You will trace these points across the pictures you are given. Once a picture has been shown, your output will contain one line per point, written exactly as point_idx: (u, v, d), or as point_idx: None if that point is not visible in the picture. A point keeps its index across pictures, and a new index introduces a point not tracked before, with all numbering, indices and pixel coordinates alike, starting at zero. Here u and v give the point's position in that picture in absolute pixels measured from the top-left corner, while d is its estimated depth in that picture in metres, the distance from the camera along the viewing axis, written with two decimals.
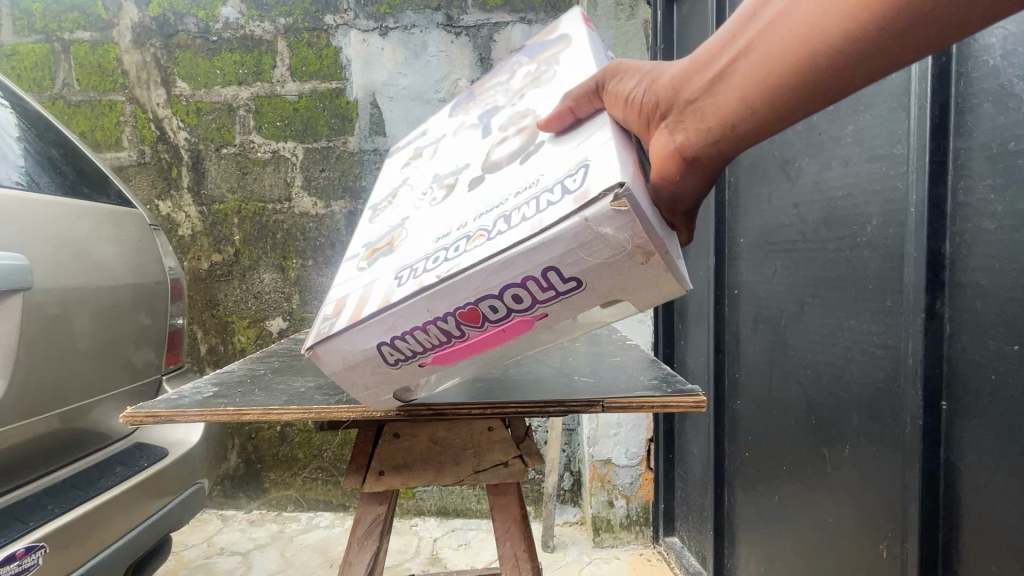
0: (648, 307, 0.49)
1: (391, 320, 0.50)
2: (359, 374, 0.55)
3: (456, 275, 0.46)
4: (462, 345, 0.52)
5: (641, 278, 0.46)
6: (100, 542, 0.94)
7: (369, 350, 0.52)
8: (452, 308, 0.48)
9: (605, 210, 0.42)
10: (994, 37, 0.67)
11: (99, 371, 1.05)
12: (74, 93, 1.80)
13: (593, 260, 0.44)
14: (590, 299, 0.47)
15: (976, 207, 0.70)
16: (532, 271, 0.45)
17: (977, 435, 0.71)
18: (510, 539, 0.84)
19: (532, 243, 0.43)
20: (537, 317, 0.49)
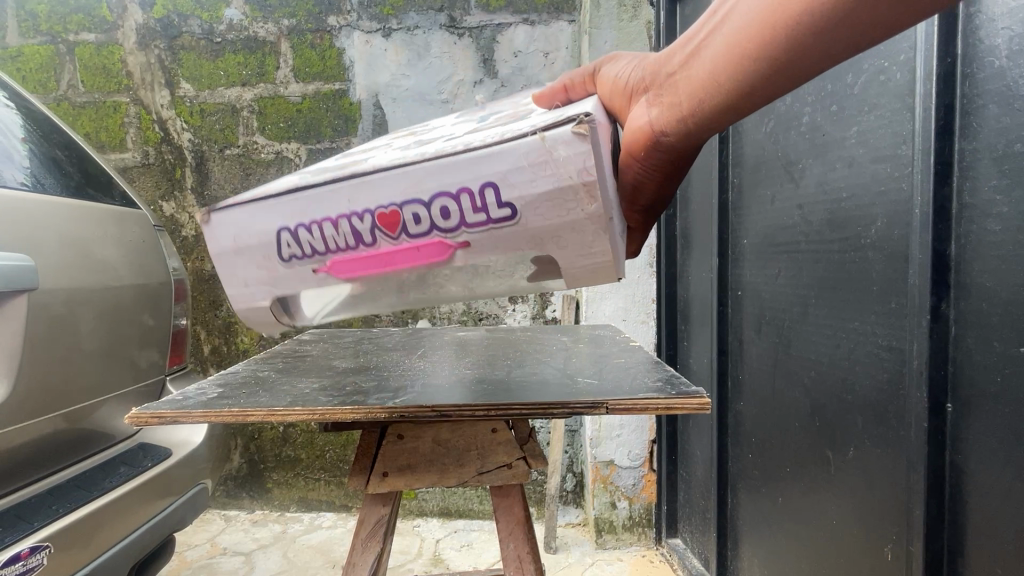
0: (566, 259, 0.57)
1: (345, 197, 0.58)
2: (274, 261, 0.64)
3: (416, 168, 0.55)
4: (380, 259, 0.60)
5: (565, 224, 0.54)
6: (105, 542, 0.95)
7: (286, 230, 0.61)
8: (378, 203, 0.57)
9: (567, 135, 0.51)
10: (999, 37, 0.67)
11: (103, 371, 1.05)
12: (78, 94, 1.81)
13: (529, 188, 0.53)
14: (515, 233, 0.56)
15: (982, 209, 0.70)
16: (473, 183, 0.54)
17: (983, 437, 0.71)
18: (513, 541, 0.84)
19: (494, 152, 0.53)
20: (457, 242, 0.57)
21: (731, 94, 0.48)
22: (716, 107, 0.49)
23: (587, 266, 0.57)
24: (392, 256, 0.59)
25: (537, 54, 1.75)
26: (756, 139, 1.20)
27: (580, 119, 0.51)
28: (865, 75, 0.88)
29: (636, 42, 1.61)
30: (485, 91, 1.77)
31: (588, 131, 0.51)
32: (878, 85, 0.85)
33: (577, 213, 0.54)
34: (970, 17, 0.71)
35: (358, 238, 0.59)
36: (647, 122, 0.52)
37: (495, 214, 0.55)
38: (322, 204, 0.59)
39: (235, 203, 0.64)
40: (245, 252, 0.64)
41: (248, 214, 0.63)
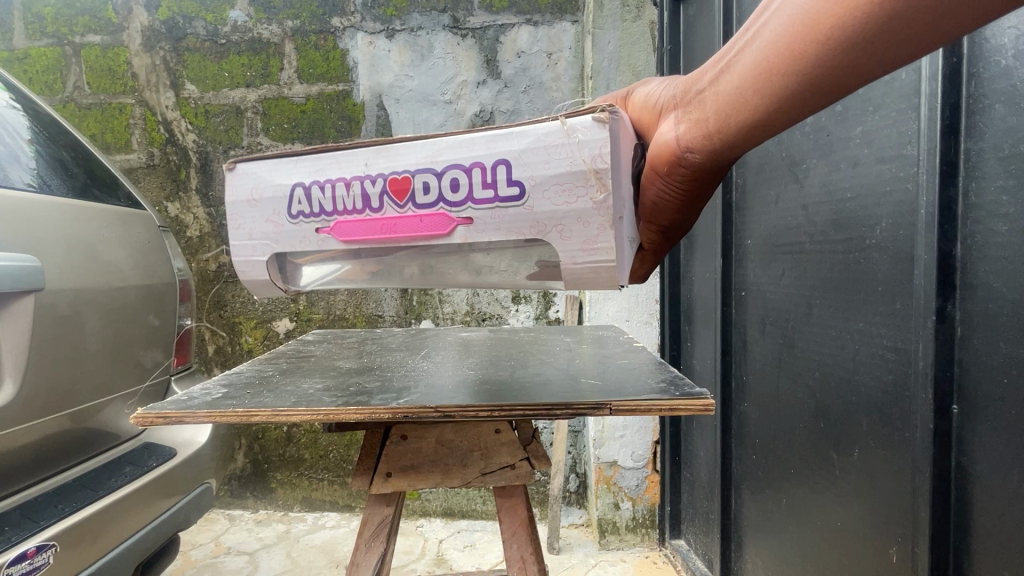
0: (559, 247, 0.56)
1: (363, 162, 0.59)
2: (265, 212, 0.63)
3: (437, 140, 0.56)
4: (378, 226, 0.59)
5: (570, 213, 0.54)
6: (111, 541, 0.95)
7: (294, 183, 0.61)
8: (392, 170, 0.58)
9: (588, 120, 0.52)
10: (1005, 36, 0.66)
11: (109, 371, 1.06)
12: (84, 96, 1.82)
13: (540, 169, 0.54)
14: (518, 212, 0.55)
15: (988, 209, 0.69)
16: (488, 159, 0.55)
17: (990, 439, 0.70)
18: (517, 542, 0.84)
19: (514, 131, 0.54)
20: (458, 217, 0.56)
21: (760, 115, 0.47)
22: (743, 129, 0.48)
23: (586, 265, 0.56)
24: (395, 224, 0.58)
25: (540, 54, 1.75)
26: None
27: (602, 107, 0.52)
28: None
29: (640, 43, 1.61)
30: (489, 91, 1.77)
31: (609, 120, 0.52)
32: (883, 85, 0.85)
33: (584, 201, 0.53)
34: None
35: (366, 203, 0.59)
36: (670, 139, 0.52)
37: (504, 192, 0.55)
38: (339, 169, 0.59)
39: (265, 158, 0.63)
40: (257, 205, 0.63)
41: (271, 169, 0.63)
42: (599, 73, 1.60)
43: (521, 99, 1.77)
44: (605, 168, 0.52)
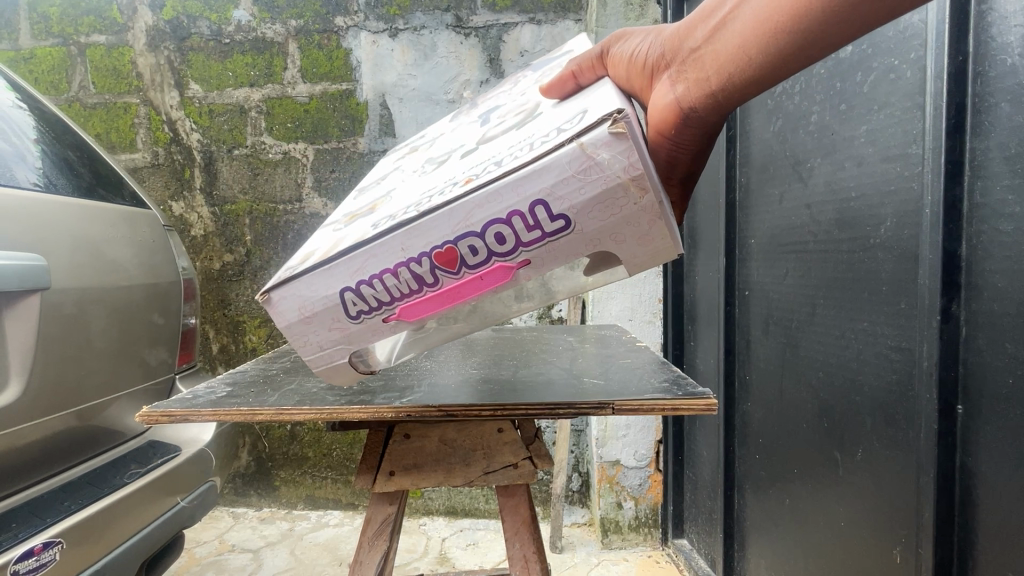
0: (635, 259, 0.53)
1: (398, 247, 0.53)
2: (315, 328, 0.58)
3: (456, 200, 0.50)
4: (436, 293, 0.55)
5: (622, 222, 0.51)
6: (117, 537, 0.96)
7: (334, 297, 0.56)
8: (429, 246, 0.52)
9: (605, 135, 0.47)
10: (1011, 35, 0.66)
11: (115, 369, 1.06)
12: (89, 96, 1.83)
13: (581, 197, 0.49)
14: (578, 243, 0.51)
15: (993, 209, 0.69)
16: (523, 204, 0.50)
17: (995, 439, 0.70)
18: (519, 541, 0.84)
19: (534, 169, 0.48)
20: (519, 263, 0.53)
21: (764, 63, 0.48)
22: (749, 78, 0.49)
23: (648, 254, 0.53)
24: (459, 289, 0.54)
25: (543, 53, 1.75)
26: (764, 138, 1.19)
27: (614, 117, 0.46)
28: (875, 74, 0.87)
29: None
30: (491, 91, 1.77)
31: (626, 129, 0.46)
32: (888, 84, 0.84)
33: (633, 207, 0.50)
34: (982, 14, 0.70)
35: (419, 282, 0.54)
36: (671, 99, 0.52)
37: (552, 227, 0.50)
38: (370, 259, 0.54)
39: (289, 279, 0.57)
40: (312, 321, 0.58)
41: (307, 286, 0.57)
42: None
43: None
44: (642, 173, 0.48)
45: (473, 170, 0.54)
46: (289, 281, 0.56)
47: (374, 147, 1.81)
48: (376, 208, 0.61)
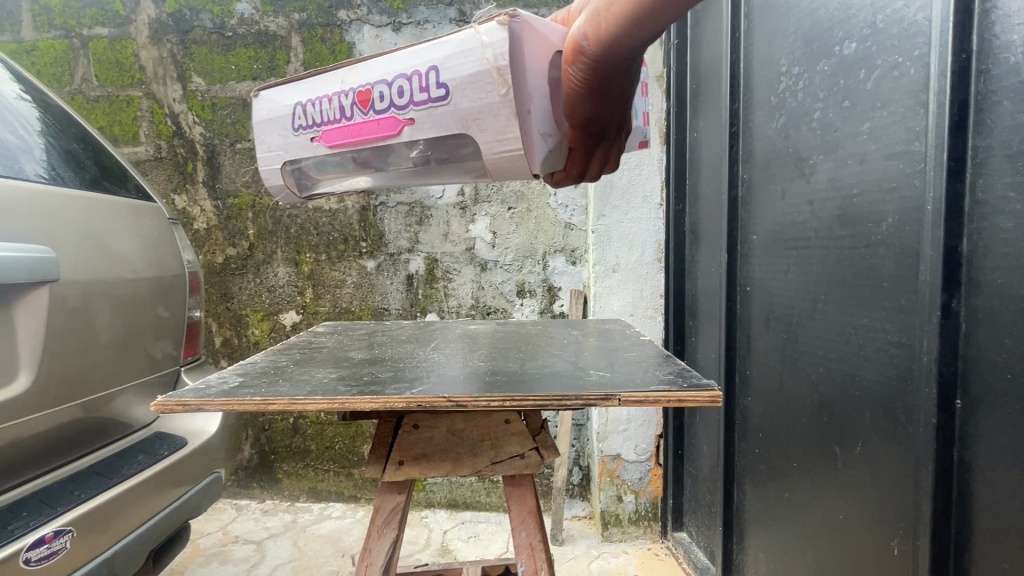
0: (489, 150, 0.66)
1: (341, 78, 0.74)
2: (271, 129, 0.80)
3: (393, 53, 0.70)
4: (350, 130, 0.74)
5: (485, 107, 0.64)
6: (126, 526, 0.97)
7: (293, 106, 0.78)
8: (357, 86, 0.72)
9: (493, 25, 0.62)
10: (1015, 33, 0.66)
11: (121, 362, 1.07)
12: (92, 88, 1.83)
13: (460, 71, 0.65)
14: (448, 113, 0.66)
15: (994, 206, 0.70)
16: (423, 67, 0.67)
17: (992, 433, 0.71)
18: (526, 529, 0.85)
19: (444, 41, 0.66)
20: (405, 120, 0.69)
21: None
22: None
23: (502, 155, 0.66)
24: (361, 127, 0.73)
25: None
26: (767, 134, 1.20)
27: (503, 12, 0.62)
28: (878, 71, 0.87)
29: None
30: None
31: (508, 23, 0.62)
32: (891, 81, 0.85)
33: (494, 94, 0.63)
34: (985, 13, 0.70)
35: (342, 113, 0.74)
36: None
37: (434, 93, 0.66)
38: (331, 79, 0.75)
39: (278, 86, 0.81)
40: (272, 122, 0.80)
41: (283, 93, 0.80)
42: None
43: None
44: (506, 65, 0.62)
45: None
46: (284, 84, 0.80)
47: None
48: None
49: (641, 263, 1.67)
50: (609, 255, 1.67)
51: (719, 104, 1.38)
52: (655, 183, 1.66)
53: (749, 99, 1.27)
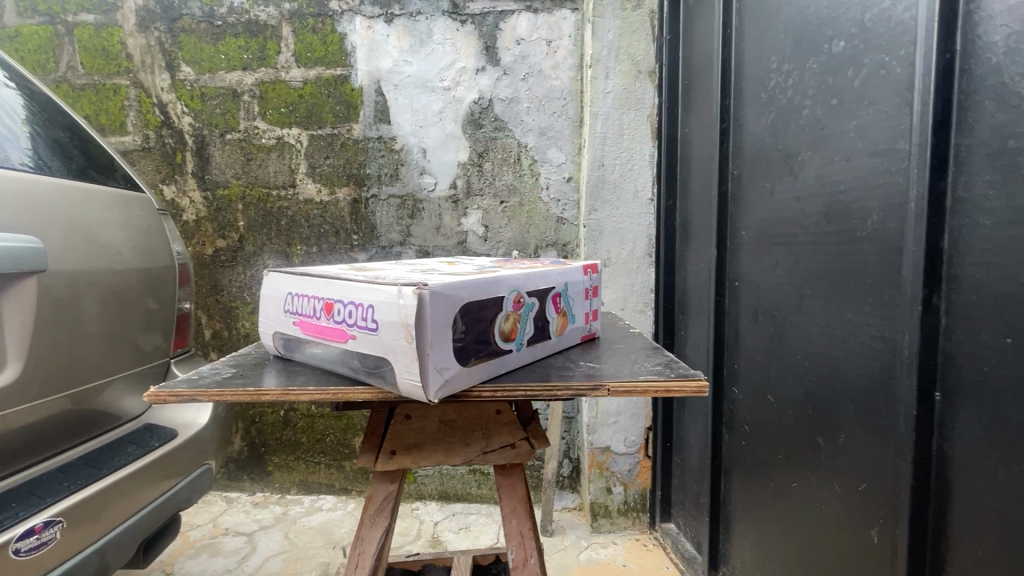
0: (402, 385, 0.59)
1: (314, 286, 0.71)
2: (270, 305, 0.78)
3: (348, 280, 0.66)
4: (315, 328, 0.71)
5: (400, 348, 0.58)
6: (116, 517, 0.97)
7: (282, 289, 0.76)
8: (322, 295, 0.69)
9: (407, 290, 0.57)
10: (997, 35, 0.68)
11: (109, 354, 1.07)
12: (78, 76, 1.80)
13: (386, 315, 0.60)
14: (377, 344, 0.61)
15: (975, 203, 0.72)
16: (364, 301, 0.63)
17: (969, 424, 0.73)
18: (516, 518, 0.86)
19: (376, 285, 0.61)
20: (348, 335, 0.65)
21: None
22: None
23: (409, 381, 0.58)
24: (323, 330, 0.69)
25: (540, 42, 1.74)
26: (757, 131, 1.21)
27: (417, 286, 0.57)
28: (866, 69, 0.89)
29: (640, 32, 1.61)
30: (488, 78, 1.76)
31: (419, 301, 0.56)
32: (878, 79, 0.86)
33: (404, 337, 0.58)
34: (969, 13, 0.72)
35: (312, 313, 0.71)
36: None
37: (368, 323, 0.62)
38: (305, 284, 0.72)
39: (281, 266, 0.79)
40: (269, 301, 0.78)
41: (282, 278, 0.77)
42: (598, 62, 1.61)
43: (519, 87, 1.76)
44: (414, 324, 0.56)
45: (394, 277, 0.68)
46: (277, 271, 0.77)
47: (369, 133, 1.80)
48: (369, 271, 0.77)
49: (632, 258, 1.68)
50: (600, 250, 1.68)
51: (710, 100, 1.39)
52: (646, 179, 1.66)
53: (739, 96, 1.28)
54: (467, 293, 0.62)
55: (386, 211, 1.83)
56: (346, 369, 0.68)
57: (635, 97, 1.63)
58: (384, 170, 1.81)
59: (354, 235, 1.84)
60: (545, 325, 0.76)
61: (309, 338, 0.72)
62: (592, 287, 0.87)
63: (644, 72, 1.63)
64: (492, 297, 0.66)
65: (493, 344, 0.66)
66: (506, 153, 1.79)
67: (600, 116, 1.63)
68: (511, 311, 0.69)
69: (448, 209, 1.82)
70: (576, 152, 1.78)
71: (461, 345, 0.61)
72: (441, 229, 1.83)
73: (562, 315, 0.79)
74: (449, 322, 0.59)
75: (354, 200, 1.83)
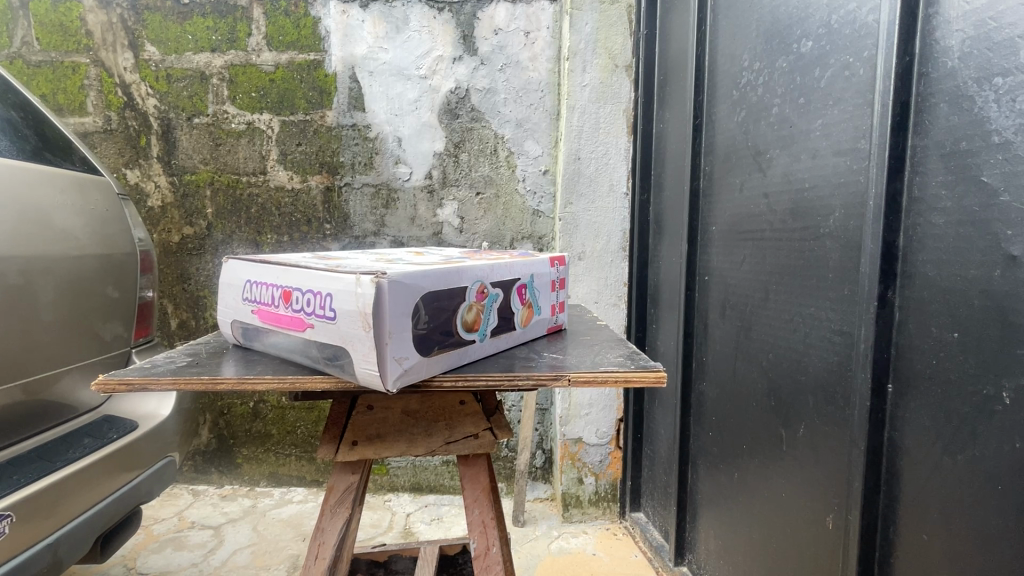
0: (361, 375, 0.59)
1: (274, 273, 0.69)
2: (229, 293, 0.76)
3: (308, 268, 0.65)
4: (273, 317, 0.69)
5: (358, 337, 0.58)
6: (71, 511, 0.94)
7: (241, 277, 0.74)
8: (282, 283, 0.68)
9: (366, 279, 0.56)
10: (953, 39, 0.70)
11: (65, 343, 1.03)
12: (33, 53, 1.71)
13: (344, 305, 0.59)
14: (335, 334, 0.61)
15: (928, 202, 0.74)
16: (323, 290, 0.62)
17: (918, 415, 0.77)
18: (478, 507, 0.86)
19: (335, 274, 0.61)
20: (307, 324, 0.64)
21: None
22: None
23: (367, 371, 0.58)
24: (282, 319, 0.68)
25: (518, 32, 1.73)
26: (728, 128, 1.23)
27: (376, 275, 0.56)
28: (832, 70, 0.90)
29: (617, 25, 1.61)
30: (465, 68, 1.74)
31: (377, 290, 0.56)
32: (843, 80, 0.88)
33: (361, 327, 0.57)
34: (928, 18, 0.74)
35: (272, 302, 0.69)
36: None
37: (327, 312, 0.61)
38: (264, 272, 0.71)
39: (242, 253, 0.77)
40: (228, 288, 0.76)
41: (241, 266, 0.75)
42: (575, 55, 1.61)
43: (497, 78, 1.74)
44: (371, 313, 0.56)
45: (356, 265, 0.67)
46: (236, 258, 0.75)
47: (343, 120, 1.76)
48: (332, 259, 0.76)
49: (607, 252, 1.69)
50: (575, 243, 1.69)
51: (685, 97, 1.41)
52: (621, 173, 1.67)
53: (713, 93, 1.29)
54: (428, 283, 0.62)
55: (360, 200, 1.80)
56: (306, 358, 0.67)
57: (612, 91, 1.64)
58: (358, 159, 1.78)
59: (327, 224, 1.81)
60: (510, 317, 0.76)
61: (267, 327, 0.71)
62: (558, 279, 0.88)
63: (621, 66, 1.63)
64: (455, 287, 0.66)
65: (457, 335, 0.66)
66: (483, 144, 1.78)
67: (577, 109, 1.64)
68: (475, 302, 0.69)
69: (424, 200, 1.80)
70: (552, 144, 1.78)
71: (423, 335, 0.61)
72: (416, 219, 1.81)
73: (527, 307, 0.80)
74: (409, 311, 0.59)
75: (327, 188, 1.79)
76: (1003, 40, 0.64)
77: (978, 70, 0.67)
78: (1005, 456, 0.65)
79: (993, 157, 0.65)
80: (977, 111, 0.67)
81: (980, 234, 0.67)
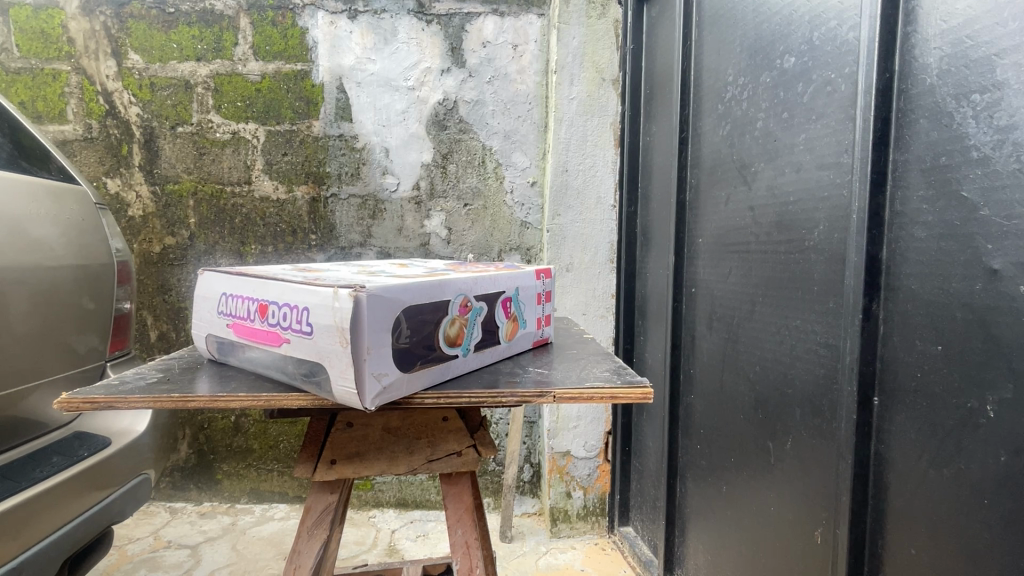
0: (337, 390, 0.57)
1: (251, 286, 0.67)
2: (204, 308, 0.74)
3: (285, 281, 0.63)
4: (249, 330, 0.67)
5: (335, 352, 0.56)
6: (36, 534, 0.90)
7: (216, 291, 0.72)
8: (258, 296, 0.66)
9: (346, 294, 0.55)
10: (931, 57, 0.72)
11: (38, 357, 1.00)
12: (12, 59, 1.68)
13: (321, 319, 0.57)
14: (310, 349, 0.59)
15: (909, 217, 0.75)
16: (300, 305, 0.60)
17: (903, 428, 0.77)
18: (461, 527, 0.84)
19: (313, 287, 0.59)
20: (283, 339, 0.62)
21: None
22: None
23: (344, 388, 0.56)
24: (257, 332, 0.66)
25: (506, 46, 1.74)
26: (713, 141, 1.23)
27: (355, 288, 0.55)
28: (815, 85, 0.92)
29: (604, 40, 1.63)
30: (453, 80, 1.74)
31: (356, 303, 0.54)
32: (825, 95, 0.89)
33: (338, 342, 0.55)
34: (907, 35, 0.75)
35: (247, 317, 0.67)
36: None
37: (303, 328, 0.60)
38: (240, 284, 0.69)
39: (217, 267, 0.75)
40: (203, 302, 0.74)
41: (215, 281, 0.73)
42: (563, 69, 1.62)
43: (485, 90, 1.75)
44: (348, 329, 0.55)
45: (337, 278, 0.65)
46: (212, 270, 0.73)
47: (330, 130, 1.75)
48: (312, 272, 0.74)
49: (594, 263, 1.69)
50: (563, 254, 1.69)
51: (671, 111, 1.42)
52: (609, 186, 1.67)
53: (698, 107, 1.30)
54: (409, 297, 0.60)
55: (346, 211, 1.78)
56: (283, 374, 0.64)
57: (599, 104, 1.65)
58: (345, 169, 1.77)
59: (312, 235, 1.79)
60: (493, 331, 0.75)
61: (242, 342, 0.69)
62: (544, 292, 0.87)
63: (608, 79, 1.64)
64: (436, 301, 0.64)
65: (438, 350, 0.65)
66: (471, 155, 1.78)
67: (565, 122, 1.64)
68: (457, 316, 0.68)
69: (411, 211, 1.79)
70: (541, 156, 1.78)
71: (404, 349, 0.60)
72: (404, 230, 1.80)
73: (512, 320, 0.79)
74: (390, 326, 0.58)
75: (313, 199, 1.78)
76: (979, 58, 0.65)
77: (956, 87, 0.68)
78: (990, 470, 0.64)
79: (972, 172, 0.66)
80: (956, 128, 0.68)
81: (962, 248, 0.68)
